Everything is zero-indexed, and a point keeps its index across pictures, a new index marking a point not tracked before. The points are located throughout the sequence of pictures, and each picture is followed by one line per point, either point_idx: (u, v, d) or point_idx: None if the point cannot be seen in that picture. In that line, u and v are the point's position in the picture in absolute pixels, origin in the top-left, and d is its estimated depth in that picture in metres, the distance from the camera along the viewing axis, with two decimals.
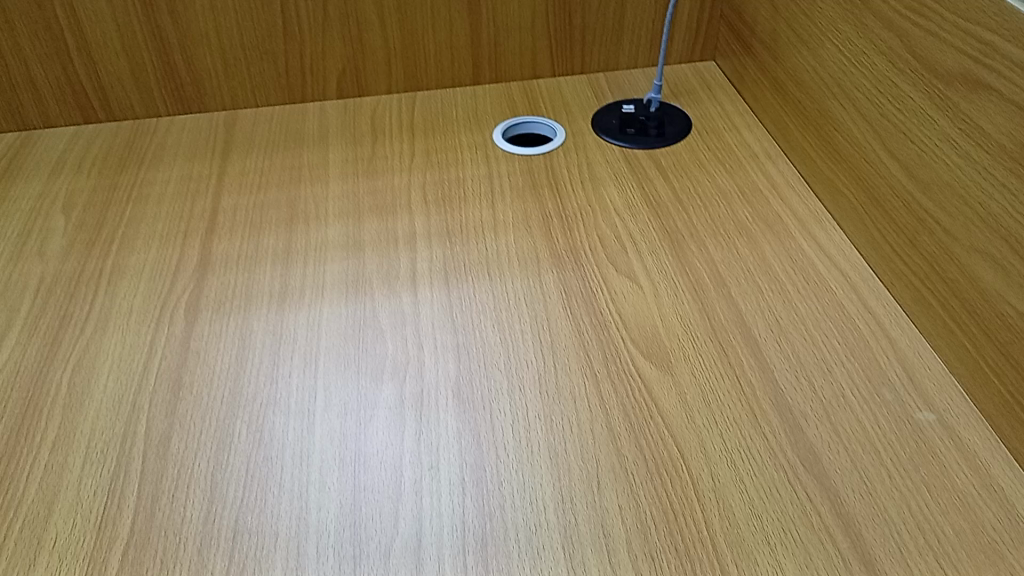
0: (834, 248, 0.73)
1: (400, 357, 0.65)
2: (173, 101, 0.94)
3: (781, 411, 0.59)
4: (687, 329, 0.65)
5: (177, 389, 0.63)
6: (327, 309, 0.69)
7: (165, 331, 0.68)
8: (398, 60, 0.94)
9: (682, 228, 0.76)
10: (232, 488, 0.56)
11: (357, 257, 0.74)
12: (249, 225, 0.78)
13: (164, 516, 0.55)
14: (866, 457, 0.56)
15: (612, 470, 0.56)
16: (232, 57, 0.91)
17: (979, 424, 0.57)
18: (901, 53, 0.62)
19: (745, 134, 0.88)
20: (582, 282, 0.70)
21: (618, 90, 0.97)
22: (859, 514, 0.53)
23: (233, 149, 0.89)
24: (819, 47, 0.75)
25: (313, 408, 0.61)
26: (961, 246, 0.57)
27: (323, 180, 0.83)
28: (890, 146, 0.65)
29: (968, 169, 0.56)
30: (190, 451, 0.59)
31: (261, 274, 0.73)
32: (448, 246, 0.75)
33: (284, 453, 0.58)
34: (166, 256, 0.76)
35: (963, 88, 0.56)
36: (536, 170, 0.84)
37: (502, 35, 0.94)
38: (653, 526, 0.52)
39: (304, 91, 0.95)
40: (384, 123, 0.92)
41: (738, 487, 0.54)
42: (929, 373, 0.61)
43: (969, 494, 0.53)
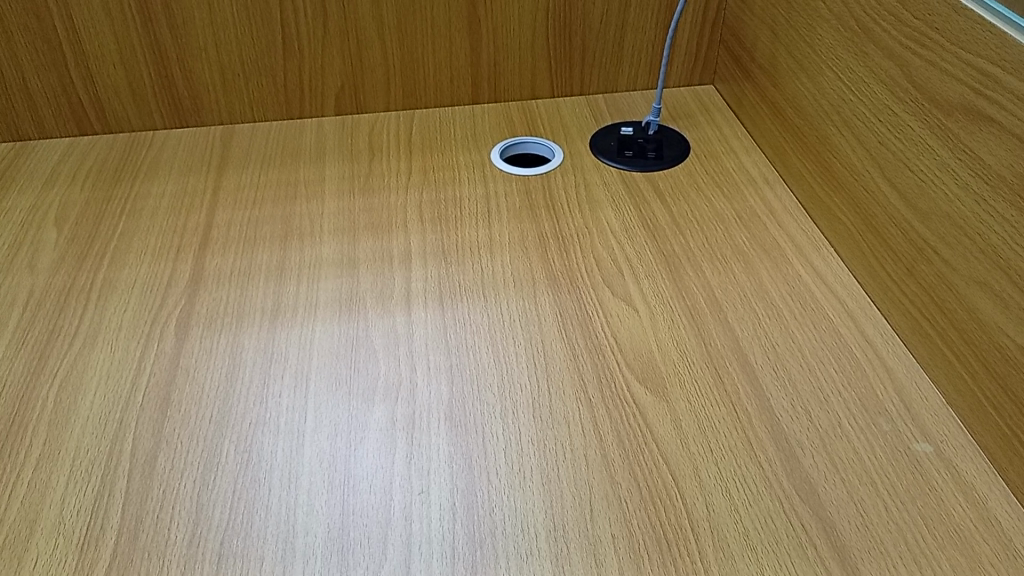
0: (831, 275, 0.72)
1: (392, 378, 0.64)
2: (171, 115, 0.94)
3: (777, 440, 0.58)
4: (682, 354, 0.65)
5: (165, 408, 0.62)
6: (320, 327, 0.69)
7: (155, 348, 0.67)
8: (398, 78, 0.95)
9: (679, 251, 0.76)
10: (218, 510, 0.55)
11: (350, 275, 0.74)
12: (243, 241, 0.78)
13: (148, 538, 0.54)
14: (863, 488, 0.55)
15: (605, 497, 0.55)
16: (231, 73, 0.91)
17: (976, 456, 0.57)
18: (901, 82, 0.62)
19: (743, 158, 0.88)
20: (577, 305, 0.70)
21: (616, 111, 0.97)
22: (855, 546, 0.52)
23: (229, 164, 0.89)
24: (819, 74, 0.75)
25: (302, 429, 0.60)
26: (960, 276, 0.57)
27: (319, 197, 0.83)
28: (889, 174, 0.65)
29: (967, 200, 0.56)
30: (177, 471, 0.58)
31: (253, 291, 0.72)
32: (443, 266, 0.74)
33: (272, 475, 0.57)
34: (159, 271, 0.75)
35: (963, 120, 0.56)
36: (533, 190, 0.84)
37: (502, 55, 0.95)
38: (646, 556, 0.52)
39: (303, 108, 0.95)
40: (382, 141, 0.92)
41: (732, 516, 0.54)
42: (926, 403, 0.61)
43: (966, 527, 0.53)
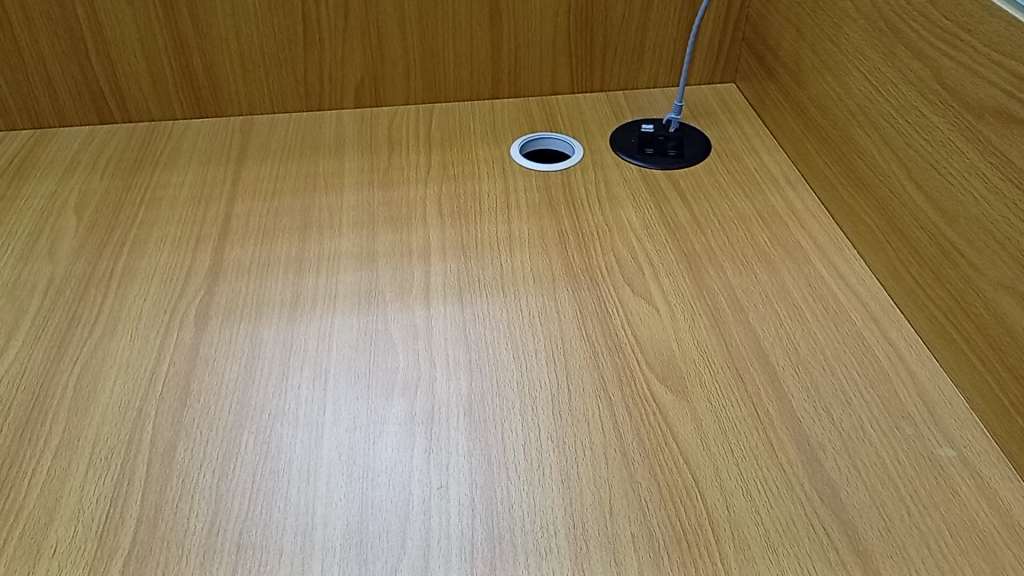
0: (854, 277, 0.72)
1: (412, 372, 0.64)
2: (190, 105, 0.94)
3: (799, 442, 0.58)
4: (703, 354, 0.65)
5: (184, 397, 0.62)
6: (339, 320, 0.68)
7: (173, 338, 0.67)
8: (418, 72, 0.94)
9: (700, 251, 0.75)
10: (238, 501, 0.55)
11: (369, 269, 0.73)
12: (262, 232, 0.78)
13: (167, 527, 0.54)
14: (885, 492, 0.55)
15: (625, 495, 0.55)
16: (251, 64, 0.91)
17: (1000, 462, 0.56)
18: (931, 84, 0.62)
19: (765, 158, 0.88)
20: (597, 302, 0.70)
21: (637, 109, 0.97)
22: (877, 550, 0.51)
23: (249, 155, 0.89)
24: (845, 74, 0.74)
25: (321, 421, 0.60)
26: (987, 281, 0.57)
27: (339, 190, 0.83)
28: (916, 177, 0.64)
29: (997, 203, 0.55)
30: (196, 461, 0.58)
31: (272, 282, 0.72)
32: (463, 261, 0.74)
33: (291, 466, 0.57)
34: (178, 261, 0.75)
35: (994, 122, 0.55)
36: (553, 187, 0.83)
37: (523, 50, 0.94)
38: (666, 556, 0.51)
39: (323, 100, 0.95)
40: (401, 134, 0.92)
41: (753, 518, 0.53)
42: (950, 408, 0.60)
43: (989, 534, 0.52)
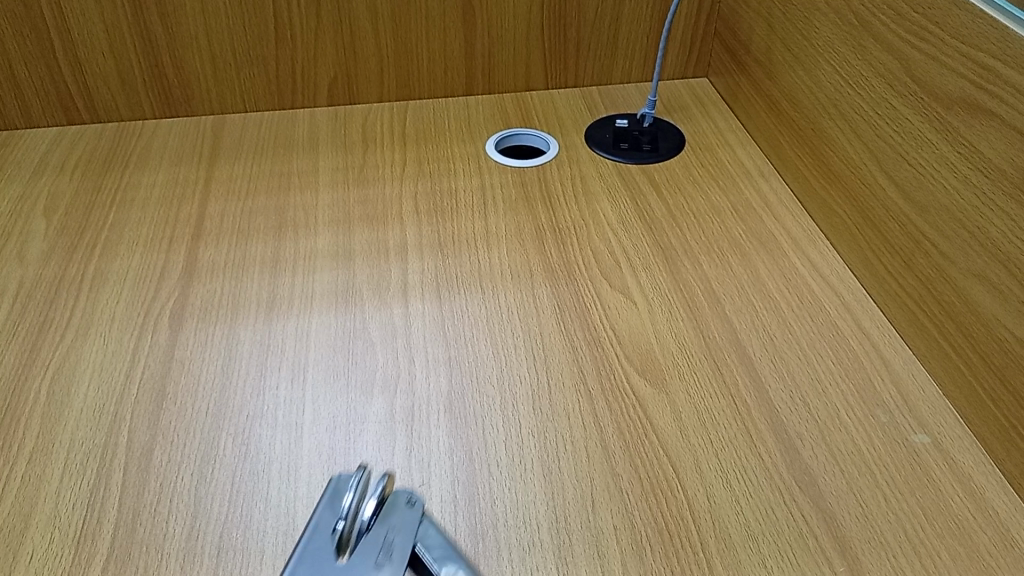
0: (827, 268, 0.73)
1: (391, 370, 0.64)
2: (161, 104, 0.92)
3: (777, 432, 0.58)
4: (681, 346, 0.65)
5: (160, 400, 0.62)
6: (316, 319, 0.68)
7: (148, 341, 0.66)
8: (391, 69, 0.94)
9: (676, 244, 0.76)
10: (217, 503, 0.55)
11: (346, 268, 0.73)
12: (236, 232, 0.77)
13: (146, 532, 0.53)
14: (861, 479, 0.55)
15: (606, 489, 0.55)
16: (222, 62, 0.90)
17: (973, 447, 0.57)
18: (900, 76, 0.63)
19: (738, 151, 0.88)
20: (575, 297, 0.70)
21: (611, 104, 0.97)
22: (855, 537, 0.52)
23: (221, 154, 0.88)
24: (816, 68, 0.75)
25: (300, 422, 0.60)
26: (958, 269, 0.57)
27: (314, 188, 0.82)
28: (886, 168, 0.65)
29: (966, 192, 0.56)
30: (174, 465, 0.57)
31: (248, 282, 0.72)
32: (440, 258, 0.74)
33: (271, 467, 0.57)
34: (151, 262, 0.74)
35: (962, 113, 0.56)
36: (529, 182, 0.83)
37: (497, 46, 0.94)
38: (648, 547, 0.52)
39: (296, 98, 0.95)
40: (375, 131, 0.91)
41: (733, 507, 0.54)
42: (924, 395, 0.61)
43: (964, 517, 0.53)
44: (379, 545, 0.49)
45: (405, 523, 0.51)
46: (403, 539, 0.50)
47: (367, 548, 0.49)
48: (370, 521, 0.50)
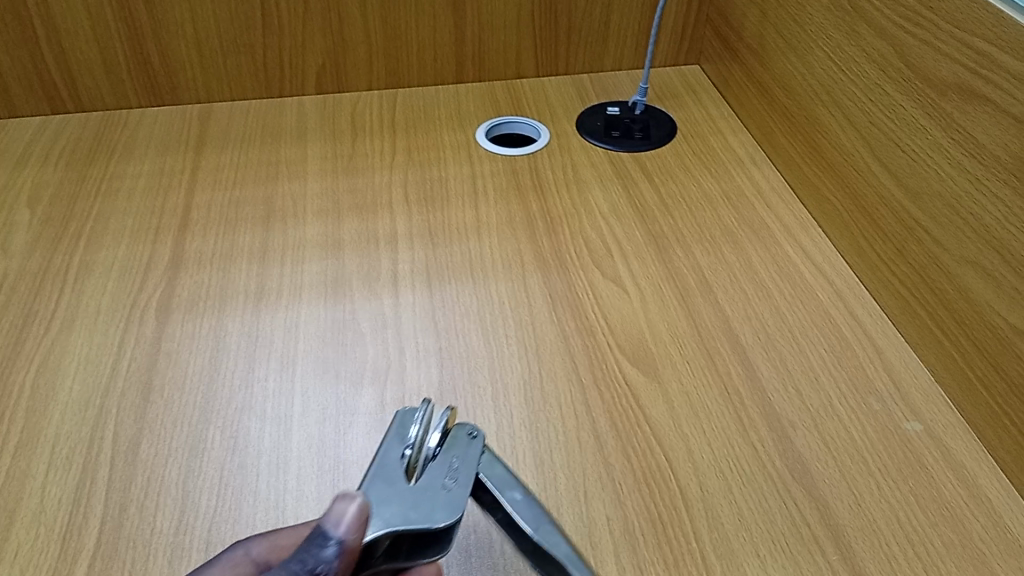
0: (819, 255, 0.72)
1: (381, 361, 0.63)
2: (146, 93, 0.91)
3: (770, 420, 0.58)
4: (674, 335, 0.65)
5: (147, 393, 0.61)
6: (305, 310, 0.67)
7: (135, 332, 0.66)
8: (380, 56, 0.93)
9: (668, 232, 0.75)
10: (205, 497, 0.54)
11: (335, 258, 0.72)
12: (224, 222, 0.76)
13: (133, 526, 0.53)
14: (854, 467, 0.55)
15: (598, 479, 0.55)
16: (208, 49, 0.89)
17: (966, 434, 0.57)
18: (894, 62, 0.62)
19: (730, 138, 0.88)
20: (567, 287, 0.69)
21: (602, 92, 0.96)
22: (848, 525, 0.52)
23: (208, 143, 0.87)
24: (808, 54, 0.75)
25: (290, 414, 0.59)
26: (951, 256, 0.57)
27: (302, 177, 0.81)
28: (879, 154, 0.65)
29: (960, 179, 0.56)
30: (161, 458, 0.56)
31: (236, 273, 0.71)
32: (430, 248, 0.73)
33: (260, 460, 0.56)
34: (137, 253, 0.73)
35: (957, 99, 0.56)
36: (519, 171, 0.83)
37: (487, 33, 0.93)
38: (641, 537, 0.51)
39: (283, 87, 0.93)
40: (364, 120, 0.90)
41: (726, 497, 0.53)
42: (916, 382, 0.61)
43: (957, 505, 0.53)
44: (444, 474, 0.47)
45: (470, 458, 0.48)
46: (464, 471, 0.47)
47: (434, 472, 0.47)
48: (438, 449, 0.48)
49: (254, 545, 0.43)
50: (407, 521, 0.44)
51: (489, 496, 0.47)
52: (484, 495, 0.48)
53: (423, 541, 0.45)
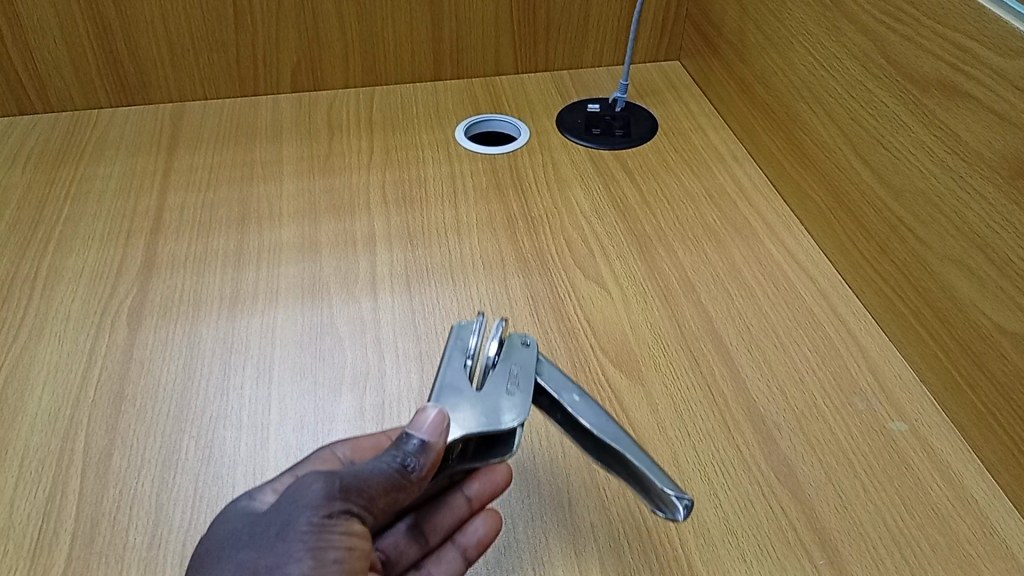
0: (802, 253, 0.72)
1: (360, 366, 0.62)
2: (116, 92, 0.89)
3: (755, 422, 0.57)
4: (657, 336, 0.64)
5: (119, 403, 0.59)
6: (282, 314, 0.66)
7: (105, 340, 0.64)
8: (357, 54, 0.91)
9: (651, 231, 0.74)
10: (180, 510, 0.53)
11: (312, 261, 0.71)
12: (198, 225, 0.75)
13: (106, 541, 0.51)
14: (840, 469, 0.55)
15: (583, 485, 0.54)
16: (180, 48, 0.87)
17: (951, 434, 0.57)
18: (875, 58, 0.61)
19: (711, 135, 0.87)
20: (549, 288, 0.68)
21: (582, 89, 0.95)
22: (834, 529, 0.51)
23: (180, 143, 0.85)
24: (789, 50, 0.74)
25: (266, 422, 0.58)
26: (934, 254, 0.57)
27: (278, 178, 0.80)
28: (861, 151, 0.64)
29: (943, 176, 0.55)
30: (134, 470, 0.55)
31: (210, 277, 0.69)
32: (410, 249, 0.72)
33: (235, 470, 0.55)
34: (108, 258, 0.71)
35: (938, 95, 0.55)
36: (500, 170, 0.82)
37: (465, 29, 0.92)
38: (626, 544, 0.50)
39: (257, 85, 0.92)
40: (341, 118, 0.89)
41: (712, 501, 0.53)
42: (901, 381, 0.60)
43: (943, 506, 0.53)
44: (505, 379, 0.50)
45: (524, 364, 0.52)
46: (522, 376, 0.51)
47: (496, 379, 0.50)
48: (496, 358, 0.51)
49: (339, 447, 0.48)
50: (482, 417, 0.47)
51: (545, 397, 0.52)
52: (542, 397, 0.52)
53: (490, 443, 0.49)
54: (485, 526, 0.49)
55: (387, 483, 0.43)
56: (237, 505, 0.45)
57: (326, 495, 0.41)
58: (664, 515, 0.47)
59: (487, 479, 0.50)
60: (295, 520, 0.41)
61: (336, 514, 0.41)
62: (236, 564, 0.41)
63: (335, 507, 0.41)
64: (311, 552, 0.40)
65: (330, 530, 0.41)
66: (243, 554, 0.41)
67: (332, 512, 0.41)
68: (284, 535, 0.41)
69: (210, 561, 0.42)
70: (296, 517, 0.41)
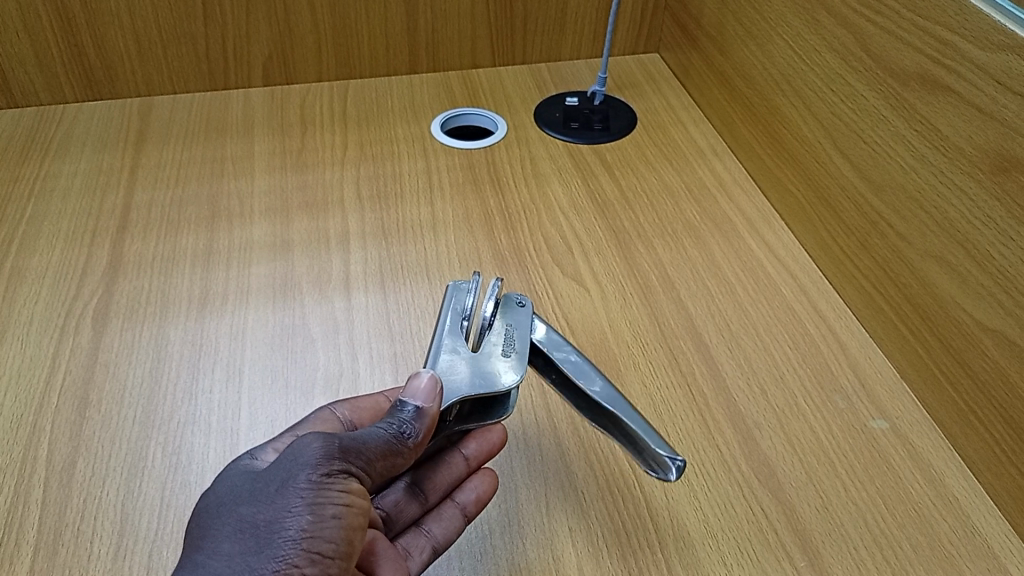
0: (782, 249, 0.71)
1: (333, 368, 0.60)
2: (82, 86, 0.87)
3: (735, 422, 0.57)
4: (636, 335, 0.63)
5: (83, 409, 0.57)
6: (252, 315, 0.64)
7: (70, 343, 0.62)
8: (330, 47, 0.89)
9: (629, 227, 0.73)
10: (145, 519, 0.51)
11: (283, 260, 0.69)
12: (165, 223, 0.73)
13: (69, 553, 0.49)
14: (821, 469, 0.54)
15: (561, 488, 0.53)
16: (147, 40, 0.85)
17: (932, 432, 0.56)
18: (855, 51, 0.61)
19: (691, 129, 0.86)
20: (526, 286, 0.67)
21: (560, 82, 0.94)
22: (815, 530, 0.51)
23: (149, 138, 0.83)
24: (768, 43, 0.73)
25: (236, 427, 0.56)
26: (915, 250, 0.56)
27: (249, 174, 0.78)
28: (841, 145, 0.63)
29: (923, 172, 0.55)
30: (98, 478, 0.53)
31: (178, 277, 0.67)
32: (384, 247, 0.71)
33: (204, 478, 0.53)
34: (73, 258, 0.69)
35: (919, 89, 0.54)
36: (476, 165, 0.80)
37: (441, 21, 0.90)
38: (605, 548, 0.49)
39: (228, 78, 0.89)
40: (314, 112, 0.87)
41: (691, 503, 0.52)
42: (881, 378, 0.60)
43: (924, 506, 0.52)
44: (501, 339, 0.51)
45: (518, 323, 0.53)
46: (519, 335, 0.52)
47: (492, 340, 0.51)
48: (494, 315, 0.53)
49: (337, 407, 0.51)
50: (480, 376, 0.49)
51: (540, 357, 0.53)
52: (537, 358, 0.53)
53: (485, 404, 0.51)
54: (485, 483, 0.50)
55: (385, 447, 0.43)
56: (235, 466, 0.44)
57: (326, 453, 0.41)
58: (656, 475, 0.47)
59: (483, 438, 0.52)
60: (294, 477, 0.40)
61: (335, 474, 0.40)
62: (234, 520, 0.39)
63: (336, 465, 0.40)
64: (310, 508, 0.39)
65: (328, 487, 0.40)
66: (240, 510, 0.40)
67: (331, 470, 0.40)
68: (284, 491, 0.39)
69: (208, 519, 0.40)
70: (294, 475, 0.40)
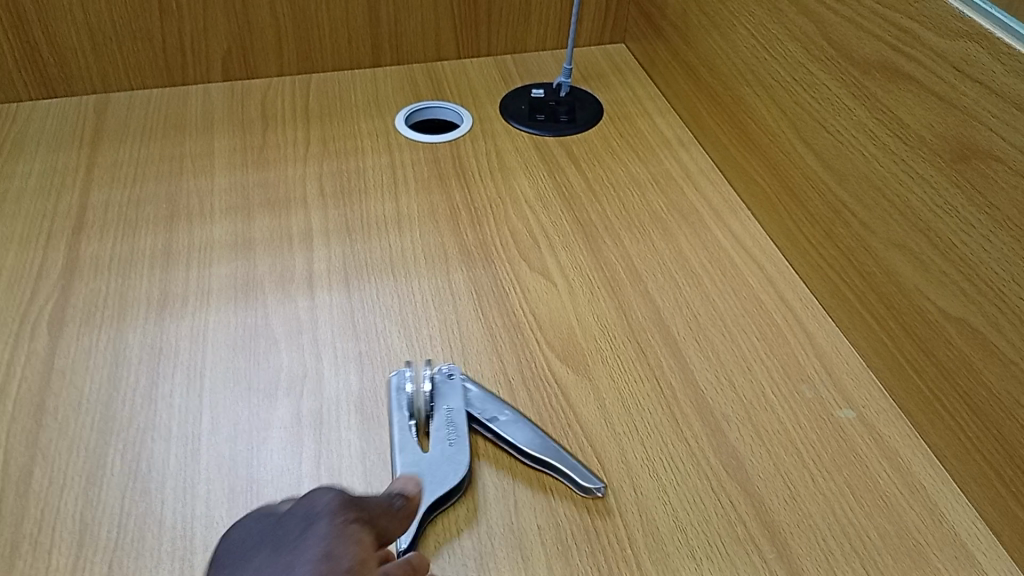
0: (749, 239, 0.71)
1: (296, 369, 0.59)
2: (35, 84, 0.84)
3: (703, 415, 0.56)
4: (603, 329, 0.62)
5: (39, 417, 0.56)
6: (213, 317, 0.63)
7: (24, 349, 0.60)
8: (291, 40, 0.88)
9: (596, 220, 0.73)
10: (105, 529, 0.50)
11: (245, 259, 0.68)
12: (123, 224, 0.71)
13: (25, 566, 0.48)
14: (789, 460, 0.54)
15: (529, 486, 0.52)
16: (101, 36, 0.82)
17: (898, 419, 0.57)
18: (816, 40, 0.61)
19: (657, 119, 0.86)
20: (493, 281, 0.66)
21: (525, 73, 0.93)
22: (784, 521, 0.51)
23: (105, 137, 0.81)
24: (731, 32, 0.73)
25: (198, 432, 0.55)
26: (878, 239, 0.56)
27: (209, 172, 0.76)
28: (804, 135, 0.63)
29: (886, 161, 0.55)
30: (56, 488, 0.52)
31: (137, 279, 0.66)
32: (349, 244, 0.69)
33: (165, 485, 0.52)
34: (27, 261, 0.67)
35: (880, 78, 0.54)
36: (442, 159, 0.79)
37: (403, 13, 0.89)
38: (574, 546, 0.49)
39: (187, 74, 0.87)
40: (276, 108, 0.85)
41: (661, 498, 0.52)
42: (848, 368, 0.60)
43: (891, 494, 0.52)
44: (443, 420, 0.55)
45: (465, 397, 0.56)
46: (473, 402, 0.56)
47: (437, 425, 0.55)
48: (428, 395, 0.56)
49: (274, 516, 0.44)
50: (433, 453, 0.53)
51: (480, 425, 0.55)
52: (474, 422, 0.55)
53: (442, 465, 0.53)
54: None
55: (383, 506, 0.43)
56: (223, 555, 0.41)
57: (340, 504, 0.40)
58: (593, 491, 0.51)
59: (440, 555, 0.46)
60: (312, 525, 0.39)
61: (352, 522, 0.40)
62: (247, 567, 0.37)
63: (349, 515, 0.40)
64: (329, 547, 0.37)
65: (346, 532, 0.39)
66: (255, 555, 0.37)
67: (347, 519, 0.40)
68: (302, 536, 0.38)
69: None
70: (313, 522, 0.39)
